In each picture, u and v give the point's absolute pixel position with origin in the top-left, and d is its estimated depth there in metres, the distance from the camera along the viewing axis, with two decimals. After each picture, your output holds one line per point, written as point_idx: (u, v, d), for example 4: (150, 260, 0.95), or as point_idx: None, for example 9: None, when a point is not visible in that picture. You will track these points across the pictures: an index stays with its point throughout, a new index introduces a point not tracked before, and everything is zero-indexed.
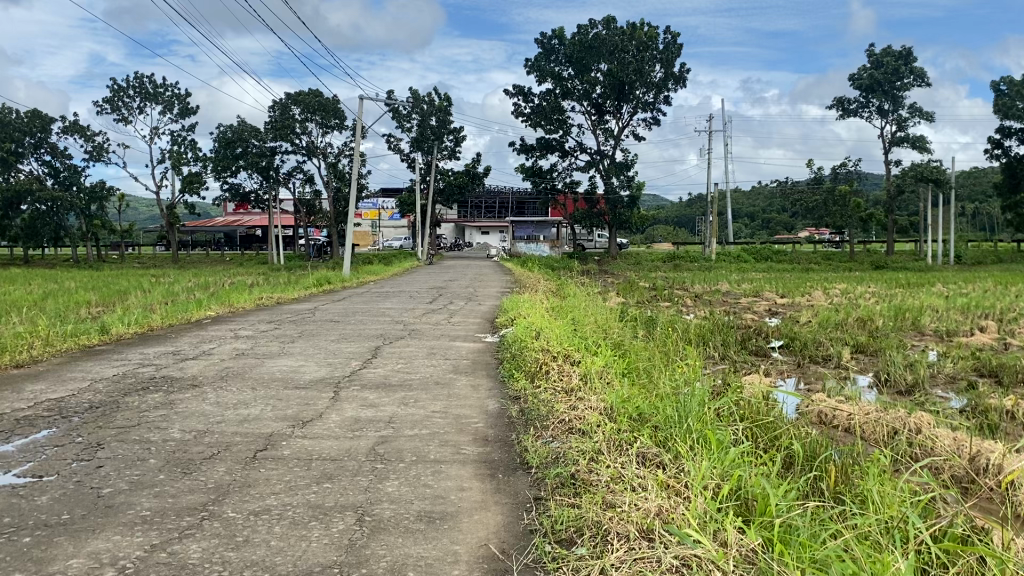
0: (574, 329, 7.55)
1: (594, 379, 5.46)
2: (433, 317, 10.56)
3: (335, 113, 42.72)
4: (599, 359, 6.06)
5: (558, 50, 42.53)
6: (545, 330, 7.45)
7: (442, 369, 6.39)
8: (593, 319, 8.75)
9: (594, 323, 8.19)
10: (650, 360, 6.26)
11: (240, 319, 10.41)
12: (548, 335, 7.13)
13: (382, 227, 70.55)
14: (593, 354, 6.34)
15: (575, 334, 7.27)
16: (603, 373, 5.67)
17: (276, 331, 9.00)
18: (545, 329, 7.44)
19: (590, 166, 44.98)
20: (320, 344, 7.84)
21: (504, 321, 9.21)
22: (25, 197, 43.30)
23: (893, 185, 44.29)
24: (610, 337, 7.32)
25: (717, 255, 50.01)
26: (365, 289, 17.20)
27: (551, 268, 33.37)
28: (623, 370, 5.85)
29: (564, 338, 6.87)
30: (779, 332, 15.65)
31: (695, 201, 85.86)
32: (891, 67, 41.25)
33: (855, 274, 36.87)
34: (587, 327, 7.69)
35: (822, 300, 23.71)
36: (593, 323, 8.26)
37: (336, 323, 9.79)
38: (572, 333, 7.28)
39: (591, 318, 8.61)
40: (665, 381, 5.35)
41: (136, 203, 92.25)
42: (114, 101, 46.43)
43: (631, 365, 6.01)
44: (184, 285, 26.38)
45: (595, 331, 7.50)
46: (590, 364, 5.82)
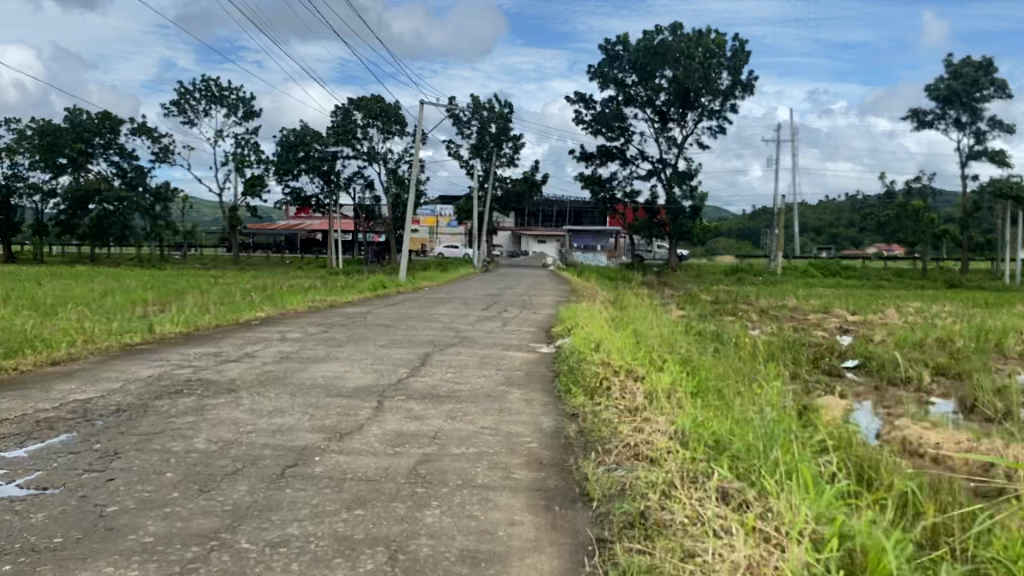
0: (638, 342, 7.03)
1: (662, 399, 4.93)
2: (488, 325, 10.12)
3: (396, 119, 42.76)
4: (667, 376, 5.53)
5: (622, 57, 41.96)
6: (606, 342, 6.94)
7: (496, 380, 5.93)
8: (657, 333, 8.21)
9: (659, 336, 7.66)
10: (720, 381, 5.71)
11: (290, 321, 10.14)
12: (611, 348, 6.63)
13: (441, 233, 70.64)
14: (659, 370, 5.81)
15: (639, 347, 6.76)
16: (671, 391, 5.15)
17: (324, 334, 8.66)
18: (607, 341, 6.94)
19: (652, 175, 44.20)
20: (368, 349, 7.45)
21: (561, 330, 8.71)
22: (96, 197, 44.31)
23: (970, 201, 42.45)
24: (679, 352, 6.77)
25: (782, 269, 48.66)
26: (420, 296, 16.90)
27: (611, 278, 32.77)
28: (694, 391, 5.32)
29: (628, 352, 6.37)
30: (852, 351, 14.78)
31: (759, 214, 84.13)
32: (970, 77, 39.57)
33: (929, 292, 35.33)
34: (652, 339, 7.15)
35: (896, 319, 22.63)
36: (658, 337, 7.72)
37: (386, 328, 9.42)
38: (634, 346, 6.75)
39: (656, 332, 8.07)
40: (742, 404, 4.80)
41: (201, 206, 94.32)
42: (182, 104, 47.34)
43: (704, 386, 5.46)
44: (242, 286, 26.51)
45: (662, 345, 6.97)
46: (657, 381, 5.30)
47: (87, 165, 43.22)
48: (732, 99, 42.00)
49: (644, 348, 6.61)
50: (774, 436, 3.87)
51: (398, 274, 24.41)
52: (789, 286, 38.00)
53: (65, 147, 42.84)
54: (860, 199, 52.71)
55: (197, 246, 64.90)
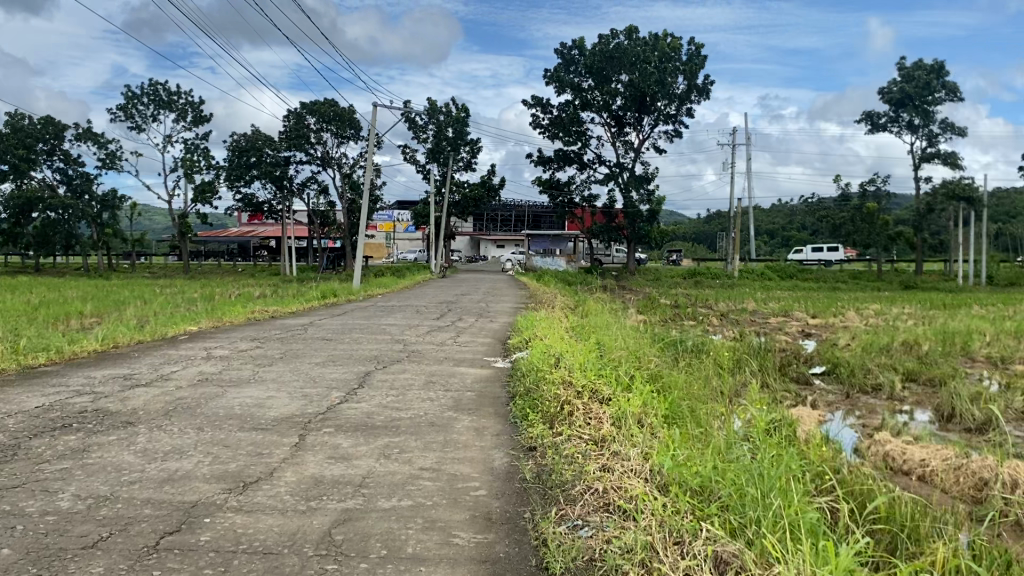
0: (604, 355, 6.36)
1: (635, 428, 4.25)
2: (439, 337, 9.37)
3: (351, 123, 41.77)
4: (637, 398, 4.88)
5: (578, 61, 41.48)
6: (569, 356, 6.26)
7: (442, 405, 5.19)
8: (624, 343, 7.55)
9: (629, 349, 7.01)
10: (699, 406, 5.05)
11: (222, 334, 9.29)
12: (574, 363, 5.95)
13: (397, 239, 69.60)
14: (625, 391, 5.12)
15: (607, 362, 6.09)
16: (646, 420, 4.46)
17: (256, 350, 7.84)
18: (569, 355, 6.24)
19: (609, 179, 43.79)
20: (301, 368, 6.65)
21: (518, 342, 8.00)
22: (37, 205, 42.50)
23: (922, 203, 42.88)
24: (651, 367, 6.12)
25: (739, 272, 48.66)
26: (372, 304, 16.14)
27: (570, 283, 32.26)
28: (669, 417, 4.66)
29: (593, 369, 5.67)
30: (819, 357, 14.36)
31: (715, 218, 84.63)
32: (922, 81, 39.88)
33: (887, 294, 35.46)
34: (619, 352, 6.48)
35: (857, 321, 22.39)
36: (628, 349, 7.07)
37: (327, 342, 8.62)
38: (598, 361, 6.04)
39: (624, 343, 7.41)
40: (725, 439, 4.12)
41: (148, 214, 92.07)
42: (128, 108, 45.81)
43: (681, 413, 4.78)
44: (188, 295, 25.38)
45: (631, 359, 6.31)
46: (626, 406, 4.60)
47: (29, 171, 41.44)
48: (688, 103, 41.81)
49: (610, 363, 5.94)
50: (774, 482, 3.19)
51: (352, 281, 23.54)
52: (746, 289, 37.90)
53: (7, 152, 41.15)
54: (814, 202, 53.03)
55: (145, 254, 63.07)
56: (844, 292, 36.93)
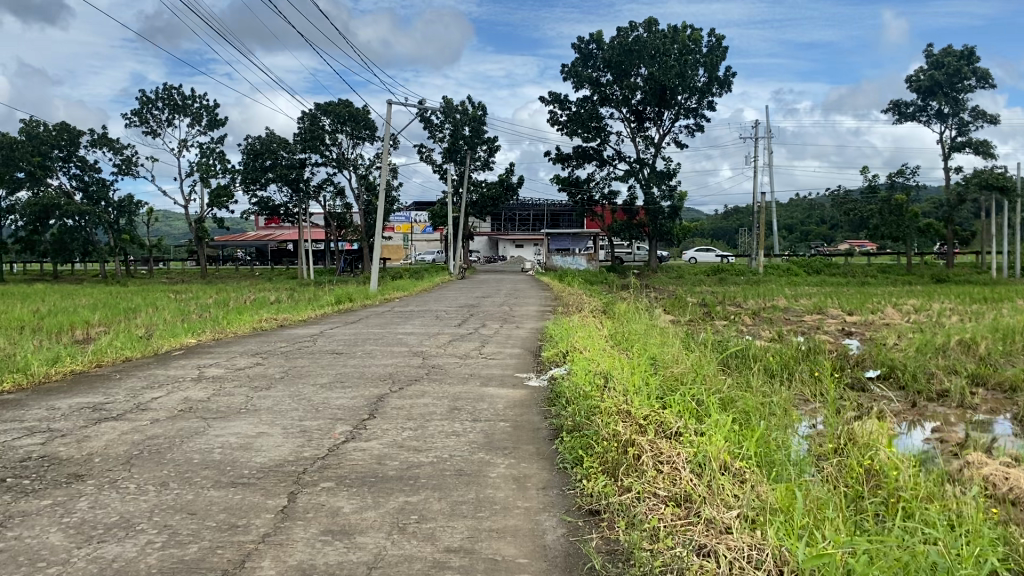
0: (664, 373, 5.38)
1: (731, 486, 3.26)
2: (462, 348, 8.37)
3: (366, 124, 40.92)
4: (724, 436, 3.88)
5: (596, 55, 40.39)
6: (623, 375, 5.29)
7: (471, 443, 4.18)
8: (680, 356, 6.57)
9: (688, 363, 6.01)
10: (795, 449, 4.05)
11: (220, 349, 8.33)
12: (631, 384, 4.96)
13: (415, 241, 68.86)
14: (700, 426, 4.10)
15: (668, 382, 5.11)
16: (744, 474, 3.45)
17: (256, 369, 6.88)
18: (621, 376, 5.24)
19: (629, 175, 42.69)
20: (304, 392, 5.66)
21: (553, 355, 6.98)
22: (53, 212, 41.86)
23: (955, 193, 41.44)
24: (723, 388, 5.14)
25: (765, 268, 47.39)
26: (389, 310, 15.19)
27: (590, 282, 31.22)
28: (768, 466, 3.67)
29: (655, 395, 4.69)
30: (870, 358, 13.25)
31: (734, 213, 83.48)
32: (952, 68, 38.56)
33: (919, 288, 34.30)
34: (678, 368, 5.49)
35: (898, 318, 21.29)
36: (686, 363, 6.09)
37: (336, 356, 7.63)
38: (655, 383, 5.01)
39: (679, 355, 6.45)
40: (846, 507, 3.10)
41: (163, 219, 91.79)
42: (141, 113, 45.23)
43: (782, 461, 3.77)
44: (202, 301, 24.66)
45: (696, 376, 5.32)
46: (707, 455, 3.58)
47: (44, 178, 40.88)
48: (709, 95, 40.63)
49: (673, 385, 4.95)
50: None
51: (369, 284, 22.76)
52: (773, 285, 36.67)
53: (21, 160, 40.56)
54: (839, 195, 51.66)
55: (162, 260, 62.71)
56: (875, 287, 35.60)
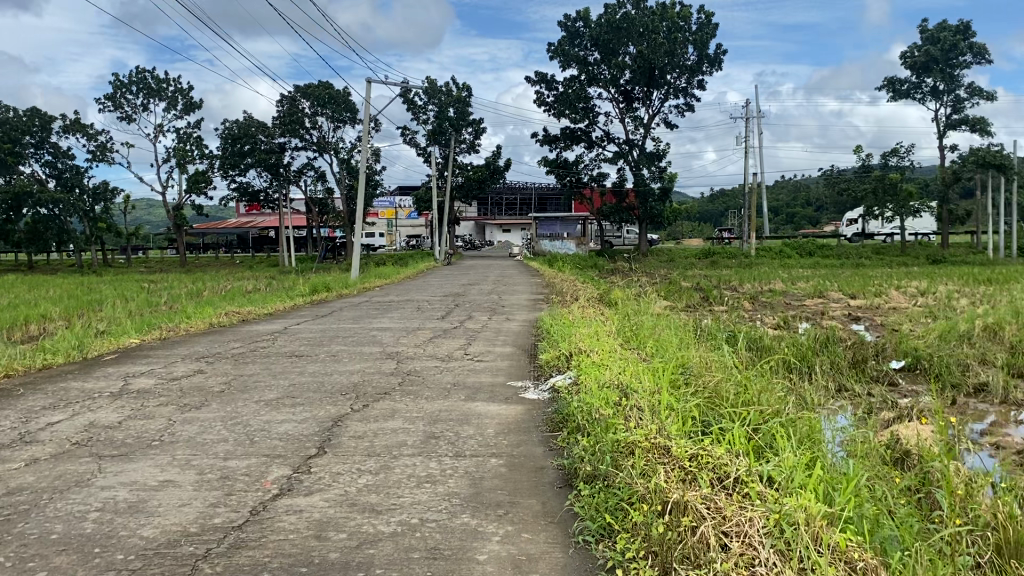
0: (706, 385, 4.23)
1: None
2: (444, 347, 7.20)
3: (347, 107, 39.49)
4: (824, 494, 2.73)
5: (583, 33, 39.03)
6: (654, 390, 4.12)
7: (451, 498, 3.02)
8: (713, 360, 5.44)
9: (728, 368, 4.87)
10: (900, 510, 2.91)
11: (163, 351, 7.12)
12: (664, 405, 3.79)
13: (399, 226, 67.50)
14: (767, 475, 2.94)
15: (712, 401, 3.97)
16: (861, 563, 2.31)
17: (194, 379, 5.65)
18: (648, 392, 4.08)
19: (618, 157, 41.49)
20: (245, 414, 4.47)
21: (553, 359, 5.77)
22: (25, 201, 40.32)
23: (950, 171, 40.40)
24: (784, 408, 3.99)
25: (758, 250, 46.37)
26: (367, 300, 14.01)
27: (581, 267, 30.15)
28: (887, 551, 2.51)
29: (704, 420, 3.54)
30: (891, 347, 12.08)
31: (720, 196, 82.55)
32: (949, 43, 37.41)
33: (917, 269, 33.27)
34: (720, 377, 4.33)
35: (904, 302, 20.24)
36: (727, 369, 4.93)
37: (295, 360, 6.42)
38: (688, 404, 3.83)
39: (713, 359, 5.33)
40: None
41: (143, 206, 90.04)
42: (115, 97, 43.61)
43: (898, 535, 2.63)
44: (175, 292, 23.34)
45: (746, 388, 4.17)
46: (802, 530, 2.44)
47: (15, 165, 39.22)
48: (699, 74, 39.44)
49: (721, 406, 3.82)
50: None
51: (349, 272, 21.53)
52: (765, 267, 35.69)
53: None
54: (831, 174, 50.56)
55: (140, 249, 61.20)
56: (872, 268, 34.80)
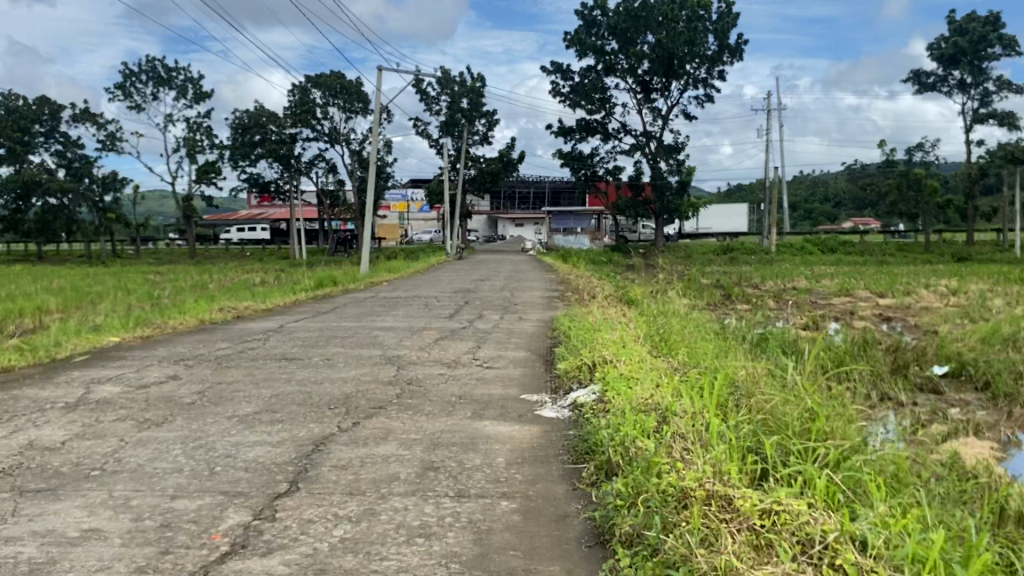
0: (764, 413, 3.51)
1: None
2: (452, 351, 6.51)
3: (361, 98, 38.80)
4: (965, 574, 1.99)
5: (601, 23, 38.17)
6: (701, 416, 3.41)
7: (449, 562, 2.33)
8: (761, 373, 4.74)
9: (784, 384, 4.17)
10: None
11: (143, 353, 6.46)
12: (713, 438, 3.09)
13: (412, 220, 66.89)
14: (872, 547, 2.22)
15: (773, 434, 3.25)
16: None
17: (165, 387, 4.98)
18: (691, 417, 3.38)
19: (635, 150, 40.65)
20: (215, 434, 3.78)
21: (573, 368, 5.06)
22: (34, 190, 39.70)
23: (976, 167, 39.31)
24: (863, 442, 3.26)
25: (778, 246, 45.42)
26: (375, 296, 13.36)
27: (597, 263, 29.56)
28: None
29: (771, 451, 2.82)
30: (932, 351, 11.24)
31: (737, 192, 81.57)
32: (977, 34, 36.30)
33: (942, 267, 32.28)
34: (778, 399, 3.63)
35: (936, 301, 19.43)
36: (781, 386, 4.23)
37: (284, 364, 5.74)
38: (747, 435, 3.11)
39: (763, 372, 4.63)
40: None
41: (156, 198, 89.90)
42: (128, 87, 43.14)
43: None
44: (179, 284, 22.75)
45: (814, 414, 3.45)
46: None
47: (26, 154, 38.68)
48: (719, 66, 38.50)
49: (785, 438, 3.11)
50: None
51: (359, 266, 20.92)
52: (786, 264, 34.84)
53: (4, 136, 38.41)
54: (852, 169, 49.55)
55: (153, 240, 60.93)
56: (895, 265, 33.99)
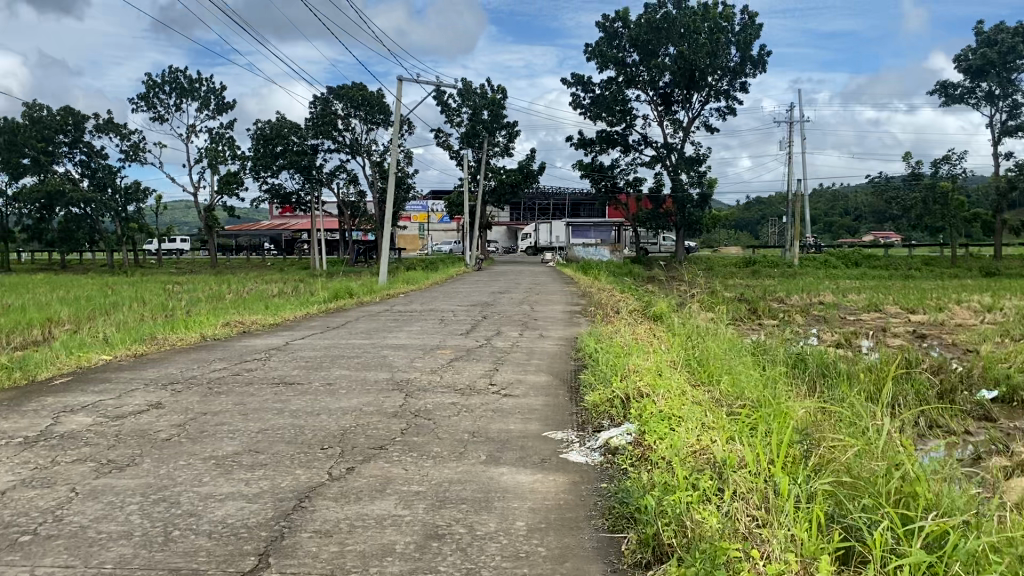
0: (849, 473, 2.91)
1: None
2: (467, 375, 5.89)
3: (380, 108, 38.39)
4: None
5: (622, 33, 37.62)
6: (772, 478, 2.81)
7: None
8: (825, 413, 4.13)
9: (860, 428, 3.56)
10: None
11: (130, 375, 5.90)
12: (796, 516, 2.48)
13: (430, 230, 66.62)
14: None
15: (867, 505, 2.65)
16: None
17: (142, 418, 4.40)
18: (758, 482, 2.77)
19: (656, 161, 40.00)
20: (185, 488, 3.17)
21: (603, 403, 4.45)
22: (57, 200, 39.52)
23: (1005, 180, 38.27)
24: (976, 511, 2.67)
25: (801, 259, 44.57)
26: (388, 309, 12.82)
27: (617, 275, 28.89)
28: None
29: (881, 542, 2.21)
30: (979, 374, 10.44)
31: (757, 204, 80.79)
32: (1007, 45, 35.31)
33: (972, 283, 31.36)
34: (858, 456, 3.02)
35: (969, 318, 18.66)
36: (857, 430, 3.63)
37: (279, 391, 5.15)
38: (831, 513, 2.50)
39: (828, 411, 4.03)
40: None
41: (177, 207, 90.31)
42: (147, 97, 43.07)
43: None
44: (192, 294, 22.35)
45: (908, 473, 2.85)
46: None
47: (47, 164, 38.56)
48: (742, 76, 37.78)
49: (887, 514, 2.50)
50: None
51: (375, 278, 20.45)
52: (810, 278, 34.06)
53: (25, 145, 38.33)
54: (877, 181, 48.65)
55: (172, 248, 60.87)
56: (923, 280, 33.11)
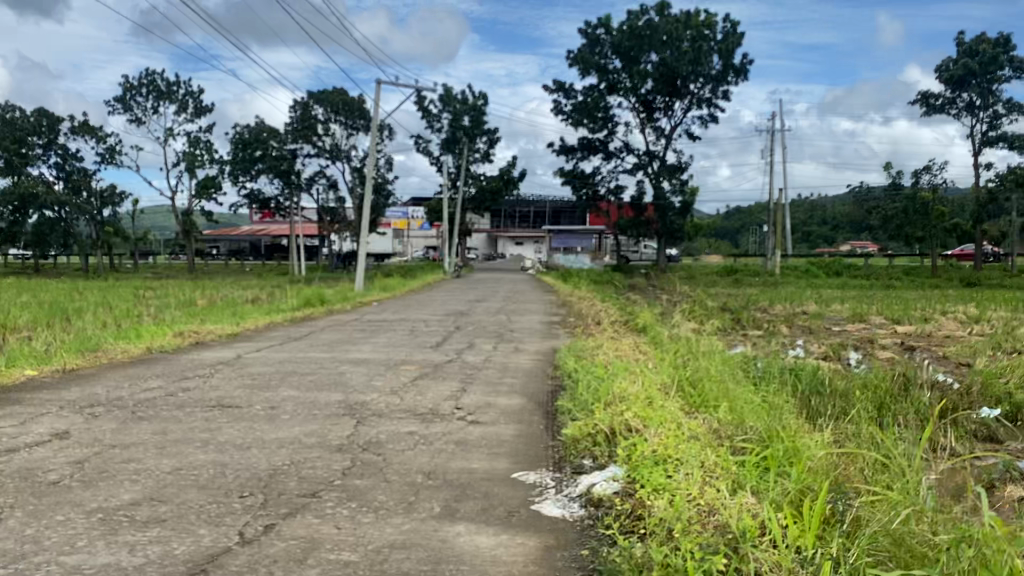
0: (900, 544, 2.32)
1: None
2: (430, 397, 5.19)
3: (361, 113, 37.71)
4: None
5: (604, 40, 37.18)
6: (803, 551, 2.22)
7: None
8: (850, 459, 3.50)
9: (902, 478, 2.94)
10: None
11: (49, 395, 5.17)
12: None
13: (410, 236, 65.92)
14: None
15: None
16: None
17: (35, 453, 3.67)
18: (792, 558, 2.17)
19: (637, 168, 39.53)
20: (55, 559, 2.46)
21: (582, 439, 3.79)
22: (30, 203, 38.47)
23: (985, 191, 37.95)
24: None
25: (782, 268, 44.25)
26: (358, 319, 12.12)
27: (598, 283, 28.34)
28: None
29: None
30: (979, 391, 9.83)
31: (738, 213, 80.75)
32: (988, 56, 35.03)
33: (954, 293, 30.97)
34: (908, 519, 2.43)
35: (956, 330, 18.23)
36: (893, 481, 3.00)
37: (211, 417, 4.43)
38: None
39: (854, 455, 3.41)
40: None
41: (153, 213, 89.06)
42: (121, 99, 42.12)
43: None
44: (159, 300, 21.52)
45: (985, 549, 2.22)
46: None
47: (21, 167, 37.53)
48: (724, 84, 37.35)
49: None
50: None
51: (353, 286, 19.75)
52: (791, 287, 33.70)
53: None
54: (858, 191, 48.39)
55: (145, 253, 59.66)
56: (904, 290, 32.76)
